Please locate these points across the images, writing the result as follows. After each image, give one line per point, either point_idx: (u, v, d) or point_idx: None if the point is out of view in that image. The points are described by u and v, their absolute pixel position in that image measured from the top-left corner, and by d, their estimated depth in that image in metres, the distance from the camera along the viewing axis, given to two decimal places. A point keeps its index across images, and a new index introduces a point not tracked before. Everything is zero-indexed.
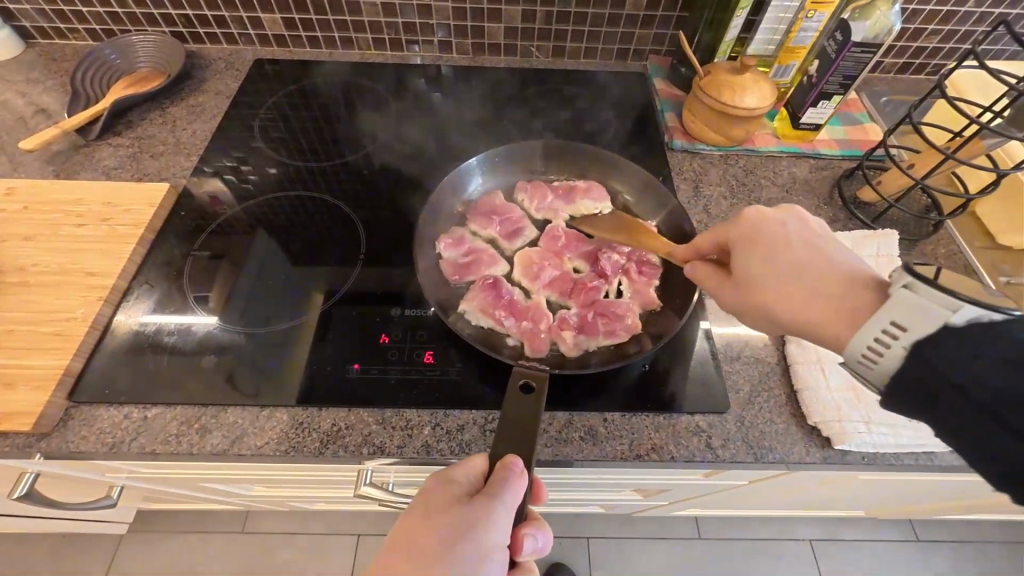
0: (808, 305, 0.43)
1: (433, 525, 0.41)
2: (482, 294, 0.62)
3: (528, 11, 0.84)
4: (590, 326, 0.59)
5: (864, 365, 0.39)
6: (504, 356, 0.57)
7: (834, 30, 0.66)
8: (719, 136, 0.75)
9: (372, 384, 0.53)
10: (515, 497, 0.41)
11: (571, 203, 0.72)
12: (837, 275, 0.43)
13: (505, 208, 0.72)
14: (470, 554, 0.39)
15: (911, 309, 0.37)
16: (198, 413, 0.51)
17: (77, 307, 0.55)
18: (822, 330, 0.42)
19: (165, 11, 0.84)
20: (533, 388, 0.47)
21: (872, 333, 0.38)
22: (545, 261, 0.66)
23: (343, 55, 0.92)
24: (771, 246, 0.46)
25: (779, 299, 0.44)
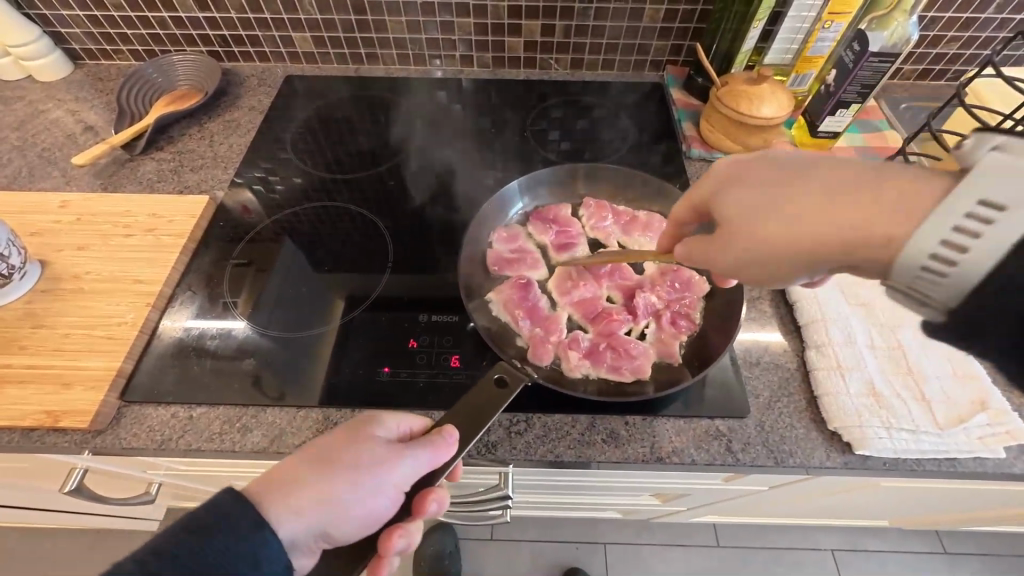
0: (829, 212, 0.38)
1: (344, 447, 0.43)
2: (511, 291, 0.64)
3: (547, 25, 0.87)
4: (597, 355, 0.59)
5: (942, 270, 0.34)
6: (507, 355, 0.59)
7: (852, 40, 0.68)
8: (735, 145, 0.76)
9: (401, 387, 0.56)
10: (434, 461, 0.43)
11: (626, 235, 0.73)
12: (849, 175, 0.38)
13: (566, 222, 0.74)
14: (371, 489, 0.42)
15: (1016, 175, 0.31)
16: (239, 413, 0.54)
17: (127, 312, 0.59)
18: (856, 239, 0.36)
19: (203, 32, 0.89)
20: (507, 382, 0.49)
21: (944, 226, 0.33)
22: (581, 280, 0.67)
23: (369, 70, 0.95)
24: (765, 179, 0.42)
25: (793, 218, 0.39)
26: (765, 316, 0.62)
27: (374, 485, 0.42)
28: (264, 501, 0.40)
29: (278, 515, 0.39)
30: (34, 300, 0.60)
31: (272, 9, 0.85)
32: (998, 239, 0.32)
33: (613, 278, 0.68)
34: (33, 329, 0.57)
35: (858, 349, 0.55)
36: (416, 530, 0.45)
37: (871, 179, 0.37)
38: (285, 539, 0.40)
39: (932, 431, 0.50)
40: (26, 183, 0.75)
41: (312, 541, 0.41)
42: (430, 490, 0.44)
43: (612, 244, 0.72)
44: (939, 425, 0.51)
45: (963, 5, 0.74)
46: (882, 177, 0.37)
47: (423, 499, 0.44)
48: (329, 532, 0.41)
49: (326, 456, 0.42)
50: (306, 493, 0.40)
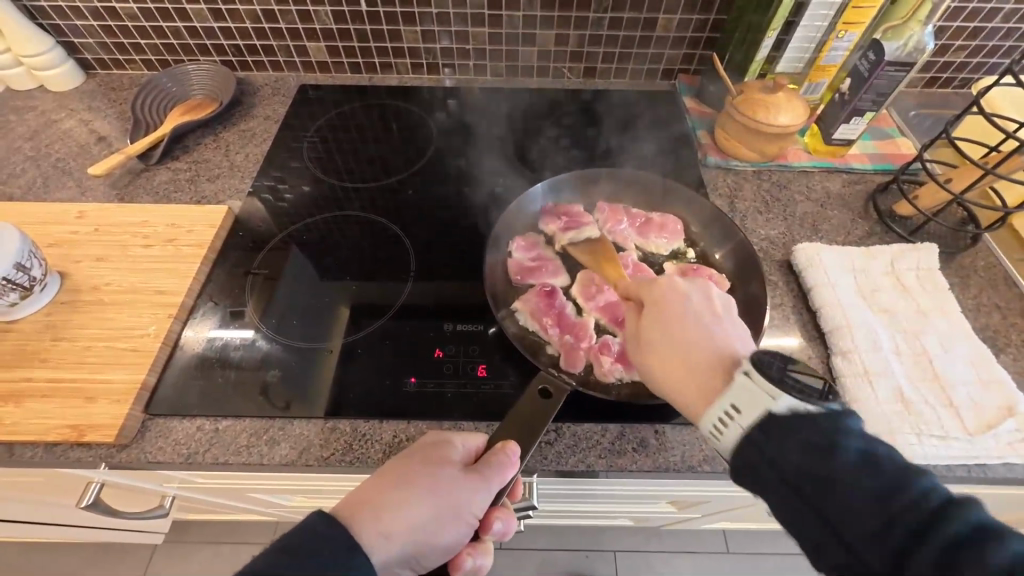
0: (674, 370, 0.46)
1: (420, 469, 0.43)
2: (537, 299, 0.64)
3: (561, 35, 0.87)
4: (627, 359, 0.59)
5: (709, 438, 0.43)
6: (540, 363, 0.59)
7: (867, 50, 0.68)
8: (751, 152, 0.77)
9: (429, 397, 0.55)
10: (503, 478, 0.44)
11: (643, 237, 0.73)
12: (706, 351, 0.46)
13: (585, 224, 0.74)
14: (450, 513, 0.42)
15: (747, 393, 0.40)
16: (266, 425, 0.54)
17: (149, 323, 0.58)
18: (678, 398, 0.46)
19: (218, 41, 0.89)
20: (550, 394, 0.49)
21: (715, 414, 0.42)
22: (606, 285, 0.67)
23: (382, 79, 0.95)
24: (672, 313, 0.49)
25: (655, 361, 0.48)
26: (787, 323, 0.62)
27: (453, 507, 0.42)
28: (352, 524, 0.40)
29: (369, 539, 0.40)
30: (55, 312, 0.59)
31: (288, 19, 0.86)
32: (736, 428, 0.41)
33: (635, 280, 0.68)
34: (55, 341, 0.57)
35: (884, 356, 0.55)
36: (486, 550, 0.47)
37: (709, 364, 0.45)
38: (376, 564, 0.40)
39: (962, 437, 0.51)
40: (41, 193, 0.74)
41: (398, 565, 0.41)
42: (493, 509, 0.46)
43: (631, 246, 0.73)
44: (969, 431, 0.51)
45: (972, 14, 0.75)
46: (715, 369, 0.45)
47: (487, 518, 0.46)
48: (413, 556, 0.41)
49: (404, 478, 0.43)
50: (392, 515, 0.41)
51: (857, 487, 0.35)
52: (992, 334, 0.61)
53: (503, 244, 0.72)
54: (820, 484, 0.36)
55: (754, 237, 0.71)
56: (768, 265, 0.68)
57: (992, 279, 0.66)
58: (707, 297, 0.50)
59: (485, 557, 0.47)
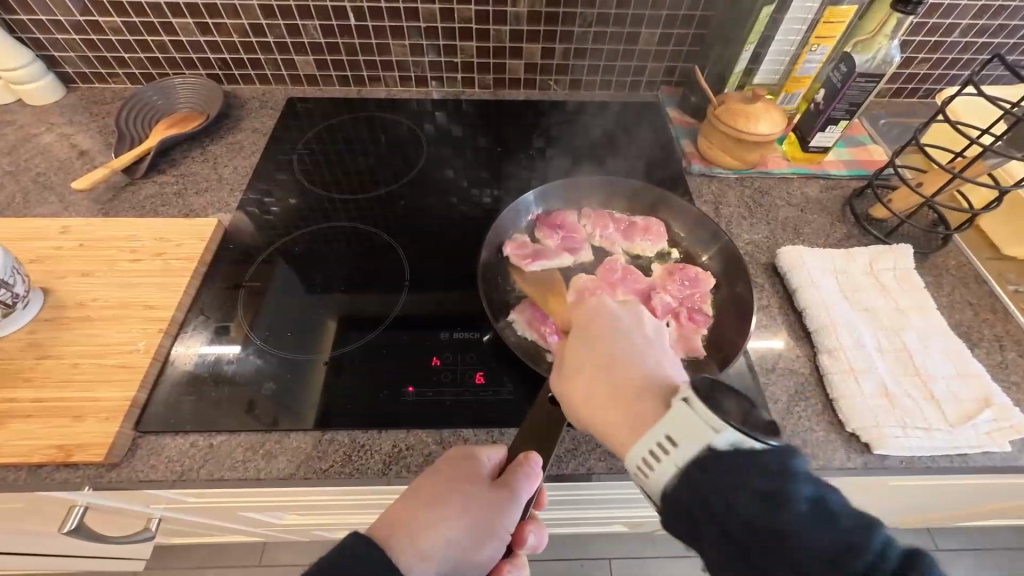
0: (611, 404, 0.44)
1: (448, 486, 0.44)
2: (532, 311, 0.65)
3: (547, 48, 0.89)
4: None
5: (637, 472, 0.40)
6: (542, 368, 0.59)
7: (838, 62, 0.72)
8: (735, 160, 0.79)
9: (428, 406, 0.55)
10: (530, 491, 0.44)
11: (628, 241, 0.75)
12: (636, 378, 0.45)
13: (574, 230, 0.76)
14: (484, 531, 0.44)
15: (689, 423, 0.38)
16: (262, 439, 0.53)
17: (138, 339, 0.57)
18: (601, 427, 0.44)
19: (204, 55, 0.88)
20: (560, 400, 0.50)
21: (649, 443, 0.39)
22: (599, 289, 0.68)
23: (370, 92, 0.96)
24: (599, 351, 0.48)
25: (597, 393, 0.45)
26: (774, 323, 0.64)
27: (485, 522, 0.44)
28: (388, 545, 0.42)
29: (408, 559, 0.41)
30: (39, 330, 0.57)
31: (276, 33, 0.86)
32: (676, 459, 0.38)
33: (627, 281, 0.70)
34: (39, 360, 0.55)
35: (866, 352, 0.58)
36: (523, 563, 0.48)
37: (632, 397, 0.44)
38: None
39: (944, 428, 0.53)
40: (21, 209, 0.72)
41: None
42: (527, 522, 0.48)
43: (618, 249, 0.74)
44: (950, 422, 0.53)
45: (933, 29, 0.80)
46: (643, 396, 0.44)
47: (520, 533, 0.48)
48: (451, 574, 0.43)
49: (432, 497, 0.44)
50: (427, 536, 0.42)
51: (803, 547, 0.33)
52: (966, 329, 0.64)
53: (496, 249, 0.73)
54: (768, 543, 0.34)
55: (740, 241, 0.74)
56: (754, 268, 0.70)
57: (963, 277, 0.69)
58: (628, 326, 0.50)
59: (522, 570, 0.48)
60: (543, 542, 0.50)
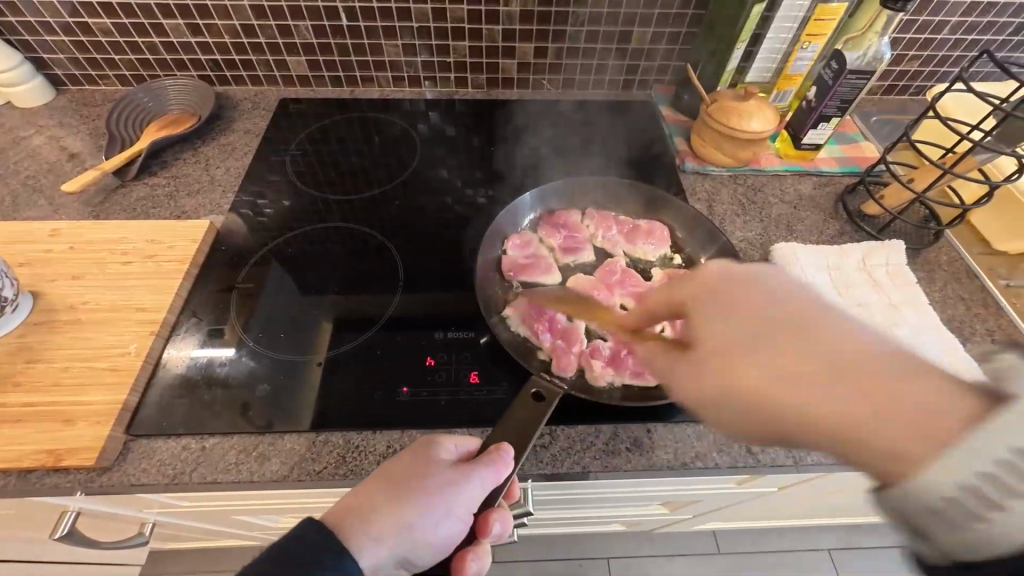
0: (813, 386, 0.36)
1: (410, 471, 0.43)
2: (527, 305, 0.65)
3: (540, 48, 0.89)
4: (619, 362, 0.60)
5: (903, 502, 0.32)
6: (532, 367, 0.60)
7: (829, 60, 0.72)
8: (727, 157, 0.80)
9: (423, 406, 0.55)
10: (496, 477, 0.44)
11: (630, 243, 0.75)
12: (815, 351, 0.37)
13: (576, 231, 0.77)
14: (442, 517, 0.42)
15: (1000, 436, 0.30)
16: (255, 441, 0.52)
17: (130, 342, 0.57)
18: (797, 419, 0.36)
19: (195, 56, 0.88)
20: (544, 397, 0.49)
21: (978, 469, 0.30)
22: (596, 290, 0.69)
23: (363, 92, 0.96)
24: (815, 332, 0.38)
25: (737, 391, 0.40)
26: None
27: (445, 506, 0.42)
28: (341, 529, 0.40)
29: (361, 543, 0.40)
30: (28, 334, 0.57)
31: (267, 34, 0.86)
32: None
33: (624, 283, 0.70)
34: (29, 364, 0.54)
35: None
36: (485, 552, 0.46)
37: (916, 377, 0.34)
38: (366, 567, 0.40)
39: None
40: (10, 213, 0.71)
41: (390, 568, 0.41)
42: (491, 511, 0.45)
43: (617, 251, 0.74)
44: None
45: (923, 27, 0.80)
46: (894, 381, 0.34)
47: (484, 522, 0.45)
48: (405, 558, 0.42)
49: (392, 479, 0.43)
50: (381, 518, 0.41)
51: None
52: (958, 324, 0.64)
53: (495, 246, 0.74)
54: None
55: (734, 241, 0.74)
56: (748, 265, 0.70)
57: (955, 273, 0.69)
58: (771, 287, 0.42)
59: (484, 559, 0.46)
60: (508, 531, 0.47)
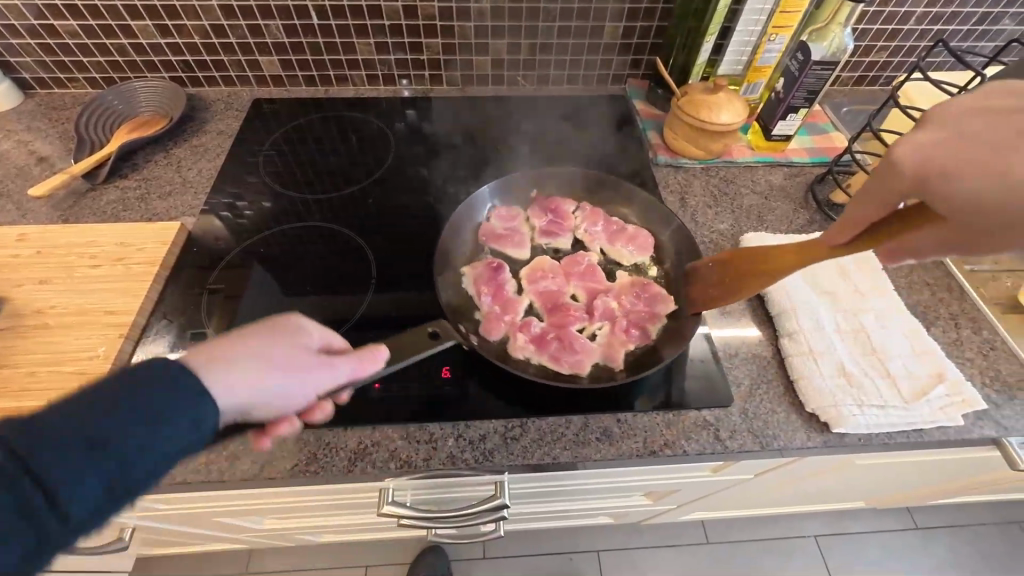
0: None
1: (270, 339, 0.42)
2: (482, 268, 0.70)
3: (514, 44, 0.89)
4: (543, 345, 0.62)
5: None
6: (462, 324, 0.64)
7: (795, 51, 0.73)
8: (699, 150, 0.80)
9: (394, 402, 0.55)
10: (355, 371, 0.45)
11: (611, 243, 0.74)
12: None
13: (564, 218, 0.77)
14: (298, 383, 0.42)
15: None
16: (225, 441, 0.52)
17: (98, 345, 0.56)
18: None
19: (166, 57, 0.87)
20: (437, 336, 0.55)
21: None
22: (551, 274, 0.70)
23: (338, 91, 0.96)
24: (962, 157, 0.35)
25: (933, 239, 0.39)
26: (739, 309, 0.64)
27: (298, 369, 0.42)
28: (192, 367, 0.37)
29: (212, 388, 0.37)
30: None
31: (237, 34, 0.85)
32: None
33: (580, 276, 0.71)
34: None
35: (825, 332, 0.59)
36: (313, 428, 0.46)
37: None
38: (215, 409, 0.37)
39: (899, 405, 0.54)
40: None
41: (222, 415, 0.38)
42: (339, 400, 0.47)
43: (595, 246, 0.74)
44: (905, 400, 0.54)
45: (889, 17, 0.81)
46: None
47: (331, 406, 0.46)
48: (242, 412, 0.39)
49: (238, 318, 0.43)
50: (238, 371, 0.38)
51: None
52: (923, 308, 0.65)
53: (460, 229, 0.76)
54: None
55: (706, 233, 0.75)
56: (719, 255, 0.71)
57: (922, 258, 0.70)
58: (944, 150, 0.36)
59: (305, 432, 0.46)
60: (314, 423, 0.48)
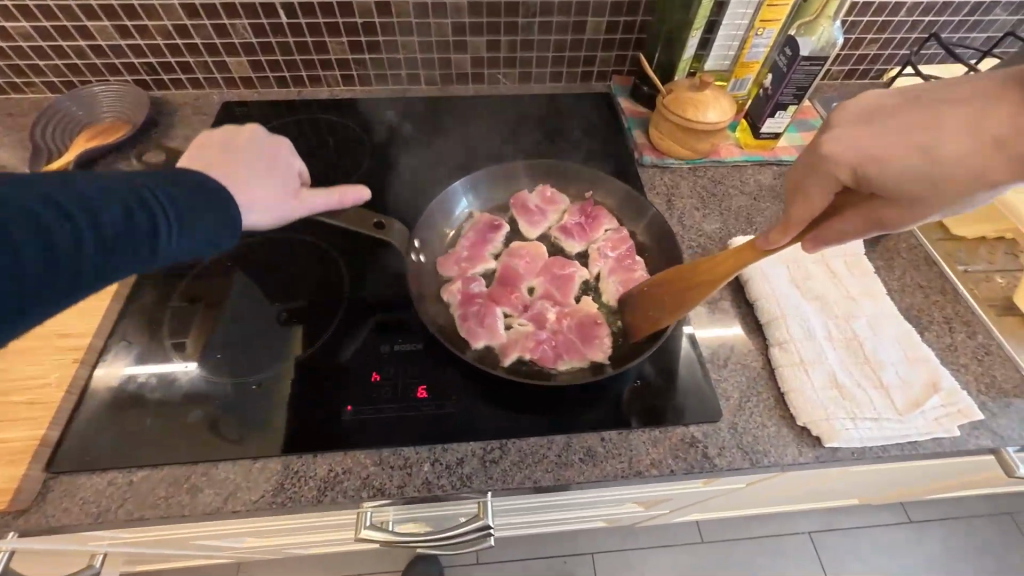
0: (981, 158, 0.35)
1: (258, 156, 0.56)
2: (484, 220, 0.73)
3: (493, 41, 0.86)
4: (468, 303, 0.64)
5: None
6: (427, 253, 0.70)
7: (784, 46, 0.70)
8: (685, 150, 0.78)
9: (367, 425, 0.52)
10: (339, 204, 0.61)
11: (609, 275, 0.67)
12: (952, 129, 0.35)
13: (592, 228, 0.73)
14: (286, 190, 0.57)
15: None
16: (186, 472, 0.49)
17: (51, 371, 0.53)
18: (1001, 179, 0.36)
19: (128, 60, 0.83)
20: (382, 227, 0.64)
21: None
22: (526, 260, 0.69)
23: (311, 93, 0.92)
24: (890, 142, 0.37)
25: (860, 218, 0.42)
26: (728, 316, 0.62)
27: (287, 189, 0.56)
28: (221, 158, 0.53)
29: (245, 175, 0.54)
30: None
31: (202, 34, 0.81)
32: None
33: (550, 277, 0.68)
34: None
35: (817, 341, 0.56)
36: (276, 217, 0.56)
37: (919, 97, 0.38)
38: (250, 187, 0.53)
39: (893, 418, 0.52)
40: None
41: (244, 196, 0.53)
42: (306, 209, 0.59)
43: (594, 268, 0.69)
44: (899, 411, 0.52)
45: (880, 9, 0.79)
46: (935, 91, 0.37)
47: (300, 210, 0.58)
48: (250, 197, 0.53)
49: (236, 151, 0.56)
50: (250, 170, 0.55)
51: None
52: (917, 312, 0.63)
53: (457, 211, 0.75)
54: None
55: (694, 236, 0.72)
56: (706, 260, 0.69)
57: (915, 259, 0.68)
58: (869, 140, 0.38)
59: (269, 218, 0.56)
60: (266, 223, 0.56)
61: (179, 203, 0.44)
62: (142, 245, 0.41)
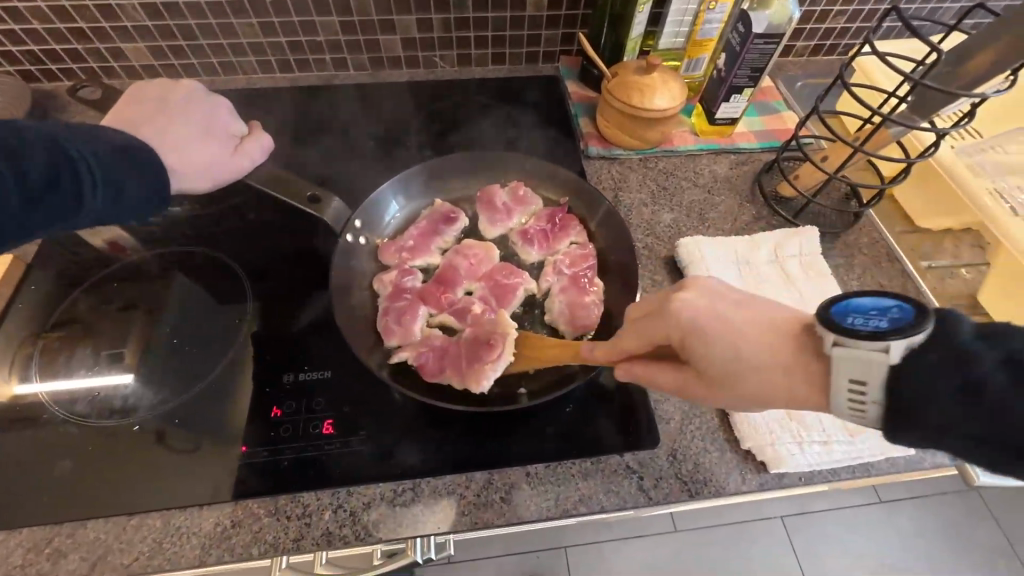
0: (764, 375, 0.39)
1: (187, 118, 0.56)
2: (443, 209, 0.68)
3: (424, 20, 0.78)
4: (395, 296, 0.60)
5: None
6: (370, 236, 0.67)
7: (736, 22, 0.63)
8: (634, 140, 0.71)
9: (262, 471, 0.47)
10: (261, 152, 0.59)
11: (559, 293, 0.61)
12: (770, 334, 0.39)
13: (557, 237, 0.66)
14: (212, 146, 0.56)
15: None
16: (50, 534, 0.44)
17: None
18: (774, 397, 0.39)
19: (4, 48, 0.73)
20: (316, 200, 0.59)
21: None
22: (470, 262, 0.64)
23: (227, 81, 0.83)
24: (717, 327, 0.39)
25: (672, 382, 0.42)
26: None
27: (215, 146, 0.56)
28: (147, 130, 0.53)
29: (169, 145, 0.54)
30: None
31: (86, 17, 0.71)
32: None
33: (491, 283, 0.62)
34: None
35: None
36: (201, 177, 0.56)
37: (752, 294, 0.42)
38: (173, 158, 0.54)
39: (844, 439, 0.48)
40: None
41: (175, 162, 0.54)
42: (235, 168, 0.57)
43: (547, 283, 0.62)
44: (850, 432, 0.48)
45: None
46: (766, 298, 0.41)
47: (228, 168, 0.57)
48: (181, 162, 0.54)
49: (164, 110, 0.56)
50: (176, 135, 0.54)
51: None
52: None
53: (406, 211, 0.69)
54: None
55: (641, 235, 0.66)
56: (653, 263, 0.64)
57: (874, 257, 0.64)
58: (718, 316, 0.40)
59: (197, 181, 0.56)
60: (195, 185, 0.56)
61: (102, 162, 0.46)
62: (68, 200, 0.44)
